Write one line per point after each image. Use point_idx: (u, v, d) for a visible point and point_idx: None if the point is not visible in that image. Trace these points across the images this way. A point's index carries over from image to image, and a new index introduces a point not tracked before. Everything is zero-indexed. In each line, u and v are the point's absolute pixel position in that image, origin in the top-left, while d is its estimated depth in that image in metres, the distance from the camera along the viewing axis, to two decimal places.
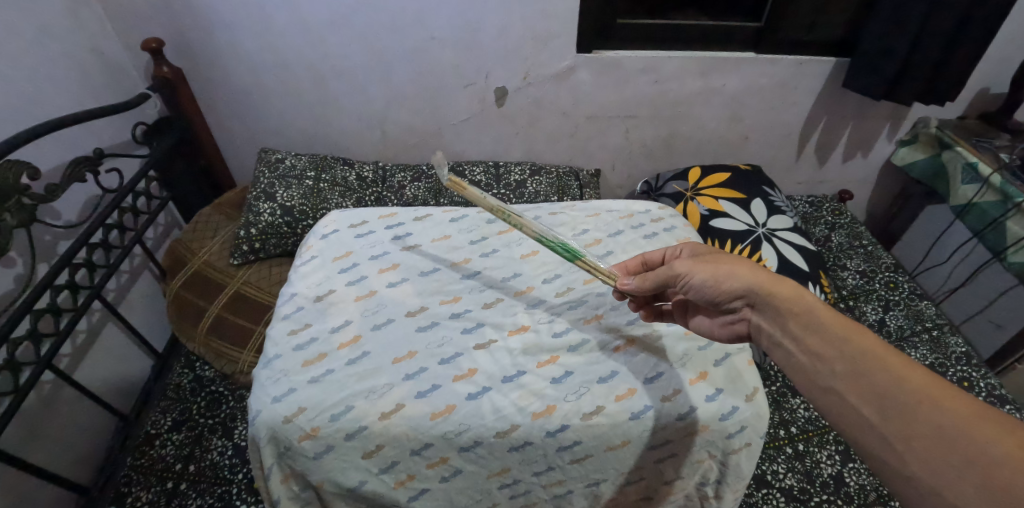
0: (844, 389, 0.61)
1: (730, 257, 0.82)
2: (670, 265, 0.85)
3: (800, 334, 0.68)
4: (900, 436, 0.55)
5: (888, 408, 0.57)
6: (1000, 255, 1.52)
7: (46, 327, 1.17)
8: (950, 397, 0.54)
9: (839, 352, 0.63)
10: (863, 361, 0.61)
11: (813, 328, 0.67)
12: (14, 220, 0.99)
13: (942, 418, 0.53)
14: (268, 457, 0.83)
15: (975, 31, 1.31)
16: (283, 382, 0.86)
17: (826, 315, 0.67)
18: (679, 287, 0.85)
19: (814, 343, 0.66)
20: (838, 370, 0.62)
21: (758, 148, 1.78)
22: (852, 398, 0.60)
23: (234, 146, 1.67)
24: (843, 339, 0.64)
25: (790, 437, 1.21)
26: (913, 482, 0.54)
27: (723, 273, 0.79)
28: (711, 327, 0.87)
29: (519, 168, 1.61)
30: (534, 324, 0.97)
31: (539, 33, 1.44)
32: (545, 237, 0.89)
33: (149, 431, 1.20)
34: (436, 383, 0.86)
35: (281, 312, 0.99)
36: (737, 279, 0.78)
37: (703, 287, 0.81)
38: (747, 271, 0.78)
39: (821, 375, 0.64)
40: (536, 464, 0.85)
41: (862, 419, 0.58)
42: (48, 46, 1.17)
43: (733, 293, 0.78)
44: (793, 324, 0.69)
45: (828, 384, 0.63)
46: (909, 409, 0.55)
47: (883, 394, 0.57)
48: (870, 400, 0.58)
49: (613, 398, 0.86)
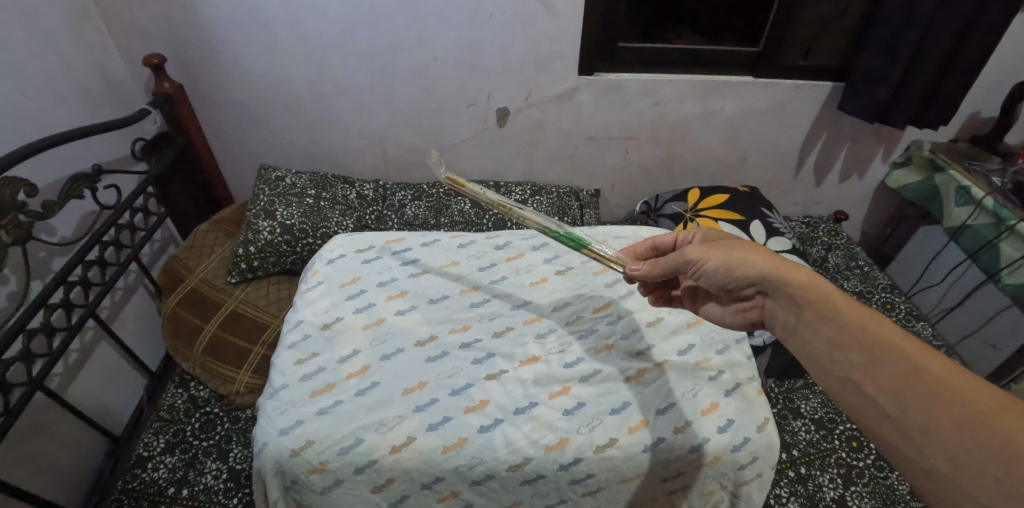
0: (862, 380, 0.60)
1: (743, 244, 0.82)
2: (682, 251, 0.86)
3: (815, 322, 0.68)
4: (919, 428, 0.55)
5: (905, 399, 0.56)
6: (994, 276, 1.54)
7: (39, 347, 1.15)
8: (971, 387, 0.53)
9: (855, 342, 0.63)
10: (880, 351, 0.60)
11: (829, 318, 0.67)
12: (9, 237, 0.97)
13: (962, 408, 0.53)
14: (274, 490, 0.81)
15: (967, 57, 1.35)
16: (290, 414, 0.85)
17: (843, 303, 0.67)
18: (689, 274, 0.86)
19: (831, 332, 0.66)
20: (855, 360, 0.62)
21: (756, 169, 1.80)
22: (868, 388, 0.60)
23: (233, 162, 1.66)
24: (860, 328, 0.63)
25: (792, 461, 1.21)
26: (932, 474, 0.53)
27: (735, 259, 0.80)
28: (722, 314, 0.89)
29: (519, 188, 1.62)
30: (546, 354, 0.97)
31: (541, 56, 1.46)
32: (548, 228, 0.92)
33: (141, 453, 1.17)
34: (447, 415, 0.85)
35: (287, 340, 0.97)
36: (750, 265, 0.78)
37: (714, 274, 0.82)
38: (759, 257, 0.78)
39: (839, 365, 0.63)
40: (548, 497, 0.84)
41: (879, 409, 0.58)
42: (50, 61, 1.16)
43: (745, 280, 0.79)
44: (808, 313, 0.69)
45: (846, 374, 0.62)
46: (929, 399, 0.55)
47: (902, 385, 0.57)
48: (887, 391, 0.58)
49: (626, 431, 0.85)
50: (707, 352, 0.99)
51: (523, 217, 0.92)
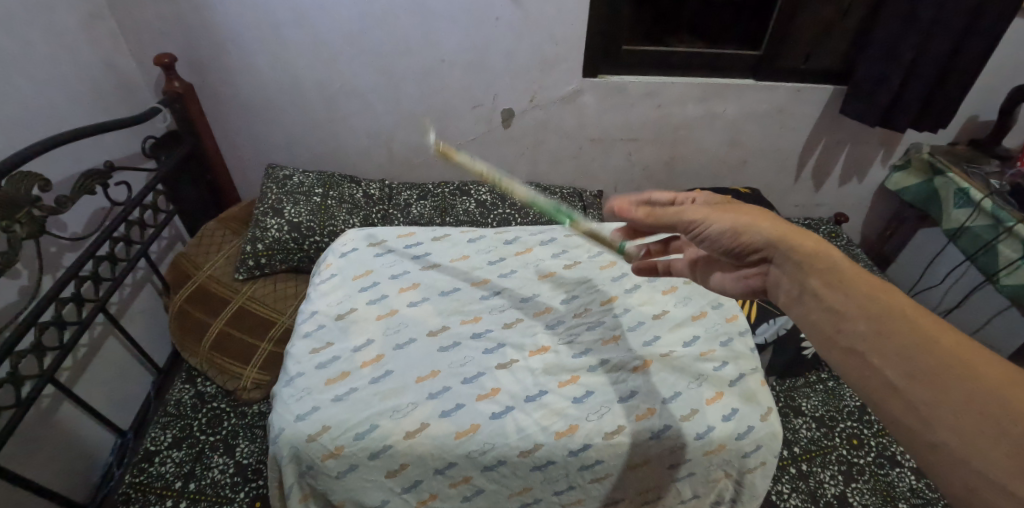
0: (868, 351, 0.59)
1: (751, 209, 0.80)
2: (684, 212, 0.83)
3: (820, 290, 0.66)
4: (927, 402, 0.53)
5: (914, 372, 0.55)
6: (993, 277, 1.56)
7: (50, 341, 1.17)
8: (982, 360, 0.52)
9: (864, 312, 0.61)
10: (890, 321, 0.59)
11: (836, 287, 0.65)
12: (24, 231, 0.99)
13: (973, 383, 0.51)
14: (289, 476, 0.83)
15: (966, 62, 1.37)
16: (306, 400, 0.86)
17: (851, 273, 0.65)
18: (690, 236, 0.84)
19: (836, 301, 0.64)
20: (861, 330, 0.60)
21: (757, 172, 1.82)
22: (874, 359, 0.58)
23: (242, 162, 1.68)
24: (869, 297, 0.62)
25: (793, 457, 1.22)
26: (936, 448, 0.52)
27: (742, 224, 0.77)
28: (725, 283, 0.89)
29: (524, 189, 1.65)
30: (555, 345, 0.99)
31: (546, 58, 1.49)
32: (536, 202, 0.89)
33: (148, 448, 1.18)
34: (459, 402, 0.87)
35: (301, 330, 0.99)
36: (758, 230, 0.75)
37: (717, 237, 0.80)
38: (768, 224, 0.75)
39: (843, 335, 0.62)
40: (557, 483, 0.86)
41: (885, 382, 0.57)
42: (63, 60, 1.18)
43: (752, 246, 0.76)
44: (813, 281, 0.67)
45: (852, 345, 0.61)
46: (938, 372, 0.54)
47: (911, 357, 0.56)
48: (895, 362, 0.57)
49: (633, 418, 0.87)
50: (712, 344, 1.00)
51: (511, 190, 0.90)
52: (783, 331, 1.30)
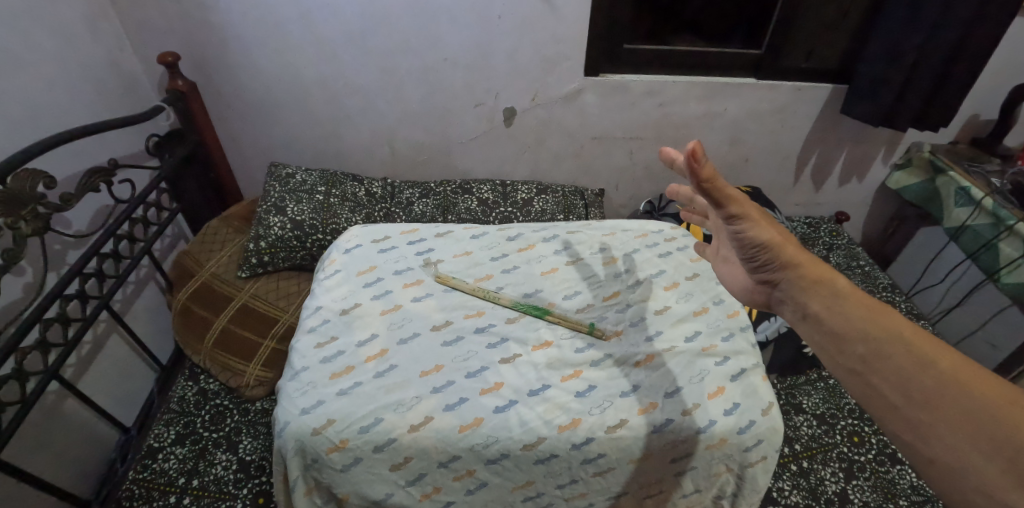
0: (868, 371, 0.59)
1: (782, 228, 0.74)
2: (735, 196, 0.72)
3: (820, 312, 0.65)
4: (927, 421, 0.54)
5: (914, 392, 0.56)
6: (994, 276, 1.56)
7: (55, 337, 1.17)
8: (978, 380, 0.54)
9: (863, 333, 0.61)
10: (888, 342, 0.59)
11: (835, 309, 0.64)
12: (28, 229, 0.99)
13: (971, 402, 0.53)
14: (294, 469, 0.83)
15: (966, 62, 1.37)
16: (311, 394, 0.87)
17: (849, 294, 0.65)
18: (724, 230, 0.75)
19: (837, 324, 0.63)
20: (860, 350, 0.60)
21: (758, 171, 1.83)
22: (873, 379, 0.59)
23: (244, 161, 1.69)
24: (868, 319, 0.62)
25: (794, 454, 1.23)
26: (937, 465, 0.53)
27: (774, 242, 0.71)
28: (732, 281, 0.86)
29: (525, 187, 1.66)
30: (558, 340, 0.99)
31: (548, 57, 1.49)
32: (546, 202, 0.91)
33: (151, 445, 1.19)
34: (463, 396, 0.88)
35: (306, 324, 1.00)
36: (784, 255, 0.70)
37: (742, 240, 0.72)
38: (795, 251, 0.71)
39: (844, 355, 0.62)
40: (560, 476, 0.86)
41: (886, 401, 0.57)
42: (67, 58, 1.19)
43: (770, 267, 0.72)
44: (814, 303, 0.66)
45: (851, 365, 0.61)
46: (937, 392, 0.55)
47: (911, 378, 0.56)
48: (894, 383, 0.57)
49: (635, 412, 0.88)
50: (713, 339, 1.00)
51: None
52: (784, 329, 1.31)
